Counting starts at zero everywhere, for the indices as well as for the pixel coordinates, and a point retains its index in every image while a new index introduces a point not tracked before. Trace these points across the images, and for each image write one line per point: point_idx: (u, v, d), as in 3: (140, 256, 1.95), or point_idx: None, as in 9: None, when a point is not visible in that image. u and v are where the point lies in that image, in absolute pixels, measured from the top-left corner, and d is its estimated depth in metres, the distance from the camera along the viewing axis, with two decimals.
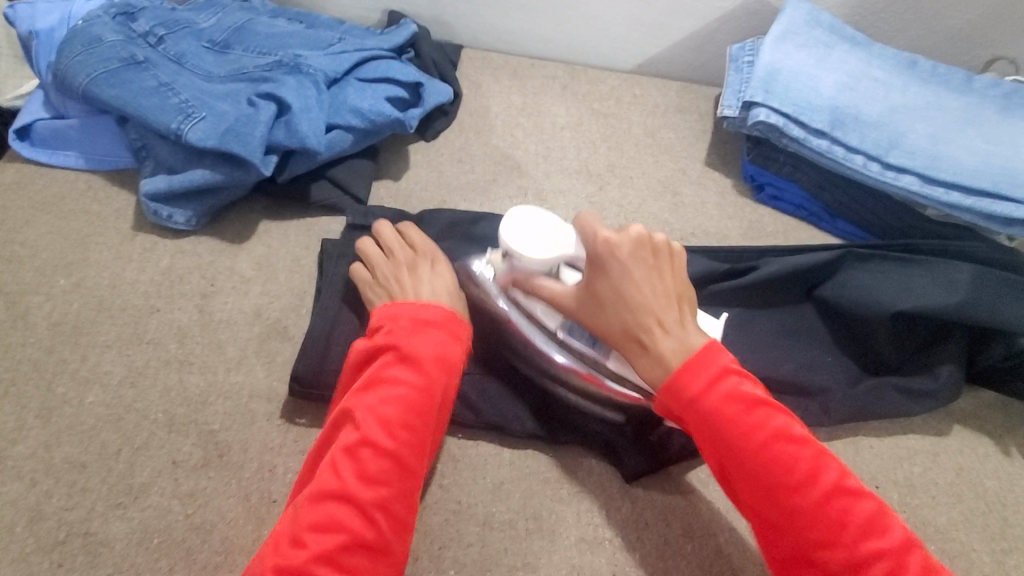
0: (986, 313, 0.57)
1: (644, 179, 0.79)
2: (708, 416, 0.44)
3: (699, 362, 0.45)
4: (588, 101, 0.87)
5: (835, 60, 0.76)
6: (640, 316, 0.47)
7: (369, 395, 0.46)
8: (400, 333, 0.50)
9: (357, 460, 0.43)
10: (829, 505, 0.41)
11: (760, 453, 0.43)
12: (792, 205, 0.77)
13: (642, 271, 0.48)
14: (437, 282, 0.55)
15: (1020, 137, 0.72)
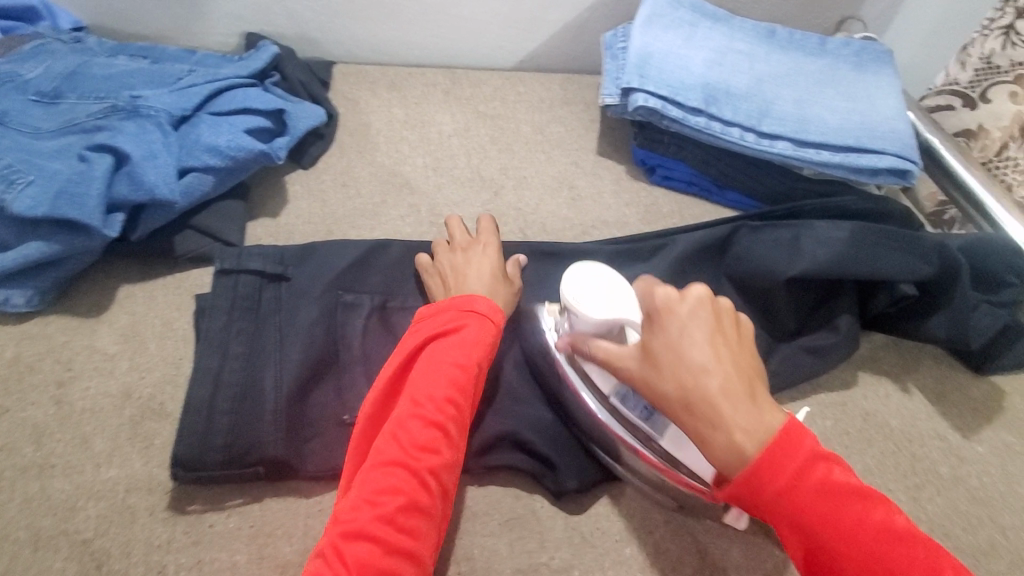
0: (868, 266, 0.59)
1: (539, 177, 0.77)
2: (801, 519, 0.39)
3: (783, 451, 0.40)
4: (473, 104, 0.85)
5: (701, 39, 0.78)
6: (700, 379, 0.42)
7: (419, 377, 0.48)
8: (451, 319, 0.51)
9: (410, 431, 0.45)
10: None
11: (863, 552, 0.38)
12: (683, 182, 0.79)
13: (703, 332, 0.43)
14: (482, 267, 0.58)
15: (872, 91, 0.76)
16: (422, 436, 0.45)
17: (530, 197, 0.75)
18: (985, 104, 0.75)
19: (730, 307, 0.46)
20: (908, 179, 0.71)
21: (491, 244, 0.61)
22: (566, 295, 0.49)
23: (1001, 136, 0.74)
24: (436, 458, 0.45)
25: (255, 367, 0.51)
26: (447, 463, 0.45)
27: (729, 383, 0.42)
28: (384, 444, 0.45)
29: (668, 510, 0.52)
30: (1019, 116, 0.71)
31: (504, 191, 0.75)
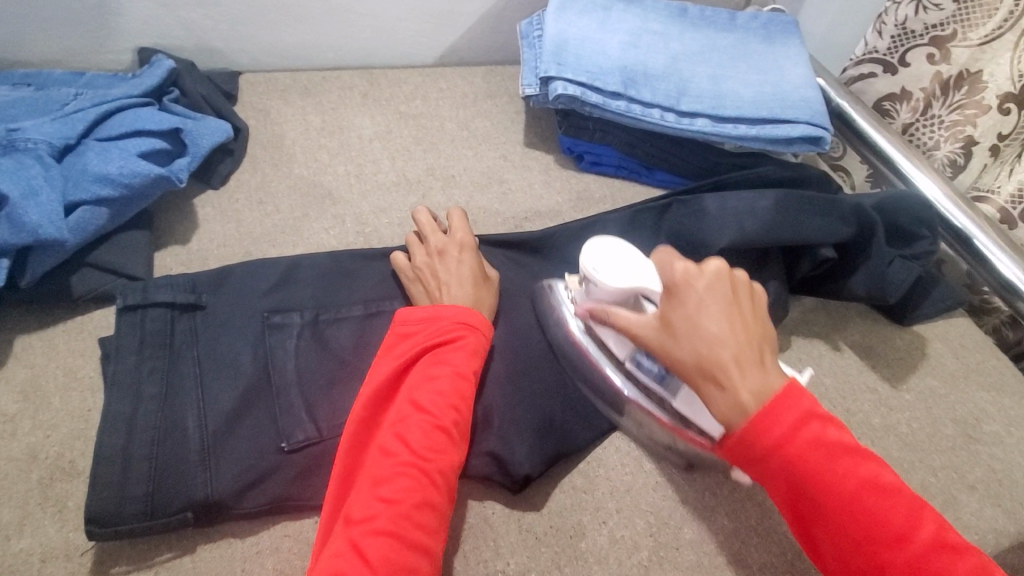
0: (793, 232, 0.60)
1: (467, 174, 0.75)
2: (794, 466, 0.40)
3: (780, 406, 0.40)
4: (393, 105, 0.82)
5: (615, 22, 0.78)
6: (714, 347, 0.43)
7: (417, 382, 0.47)
8: (444, 323, 0.51)
9: (416, 434, 0.44)
10: (927, 566, 0.37)
11: (847, 505, 0.39)
12: (612, 166, 0.79)
13: (720, 306, 0.44)
14: (462, 271, 0.56)
15: (782, 61, 0.79)
16: (430, 438, 0.44)
17: (460, 196, 0.73)
18: (904, 69, 0.75)
19: (747, 281, 0.46)
20: (821, 145, 0.73)
21: (466, 244, 0.58)
22: (587, 266, 0.51)
23: (922, 97, 0.76)
24: (445, 458, 0.44)
25: (172, 408, 0.48)
26: (455, 463, 0.45)
27: (743, 350, 0.43)
28: (390, 448, 0.44)
29: (621, 497, 0.52)
30: (938, 76, 0.73)
31: (432, 193, 0.73)
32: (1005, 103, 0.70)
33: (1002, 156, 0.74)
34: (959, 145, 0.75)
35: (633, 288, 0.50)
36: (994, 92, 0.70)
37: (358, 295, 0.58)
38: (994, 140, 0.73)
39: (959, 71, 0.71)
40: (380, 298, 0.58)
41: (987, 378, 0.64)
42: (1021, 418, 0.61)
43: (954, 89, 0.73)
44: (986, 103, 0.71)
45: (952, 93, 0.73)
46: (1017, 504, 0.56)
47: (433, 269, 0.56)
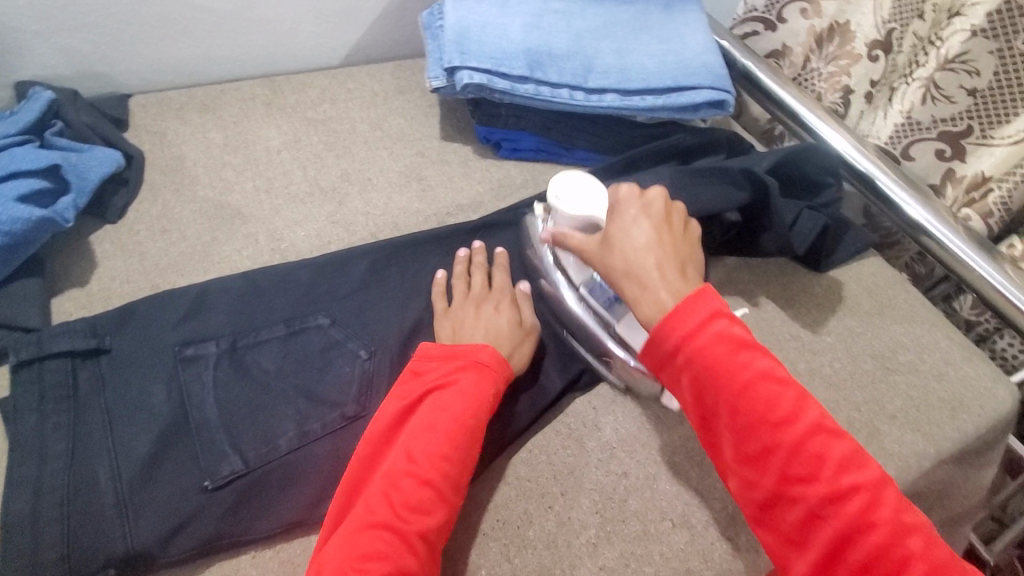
0: (694, 207, 0.62)
1: (384, 175, 0.74)
2: (702, 361, 0.45)
3: (690, 307, 0.46)
4: (300, 112, 0.79)
5: (515, 5, 0.78)
6: (642, 255, 0.49)
7: (414, 429, 0.47)
8: (451, 367, 0.50)
9: (403, 489, 0.44)
10: (810, 441, 0.43)
11: (743, 392, 0.44)
12: (531, 150, 0.79)
13: (650, 227, 0.51)
14: (495, 317, 0.55)
15: (682, 28, 0.80)
16: (415, 496, 0.44)
17: (378, 198, 0.71)
18: (783, 24, 0.82)
19: (683, 212, 0.54)
20: (725, 109, 0.75)
21: (503, 295, 0.58)
22: (552, 192, 0.57)
23: (802, 52, 0.83)
24: (429, 521, 0.44)
25: (82, 463, 0.45)
26: (440, 524, 0.44)
27: (665, 257, 0.49)
28: (372, 503, 0.44)
29: (565, 480, 0.53)
30: (812, 30, 0.80)
31: (348, 199, 0.70)
32: (873, 51, 0.76)
33: (874, 101, 0.78)
34: (839, 94, 0.81)
35: (590, 215, 0.55)
36: (863, 39, 0.76)
37: (278, 314, 0.56)
38: (867, 88, 0.79)
39: (830, 22, 0.78)
40: (302, 315, 0.56)
41: (899, 311, 0.68)
42: (930, 343, 0.66)
43: (829, 41, 0.79)
44: (856, 51, 0.77)
45: (828, 45, 0.80)
46: (933, 426, 0.60)
47: (463, 320, 0.55)
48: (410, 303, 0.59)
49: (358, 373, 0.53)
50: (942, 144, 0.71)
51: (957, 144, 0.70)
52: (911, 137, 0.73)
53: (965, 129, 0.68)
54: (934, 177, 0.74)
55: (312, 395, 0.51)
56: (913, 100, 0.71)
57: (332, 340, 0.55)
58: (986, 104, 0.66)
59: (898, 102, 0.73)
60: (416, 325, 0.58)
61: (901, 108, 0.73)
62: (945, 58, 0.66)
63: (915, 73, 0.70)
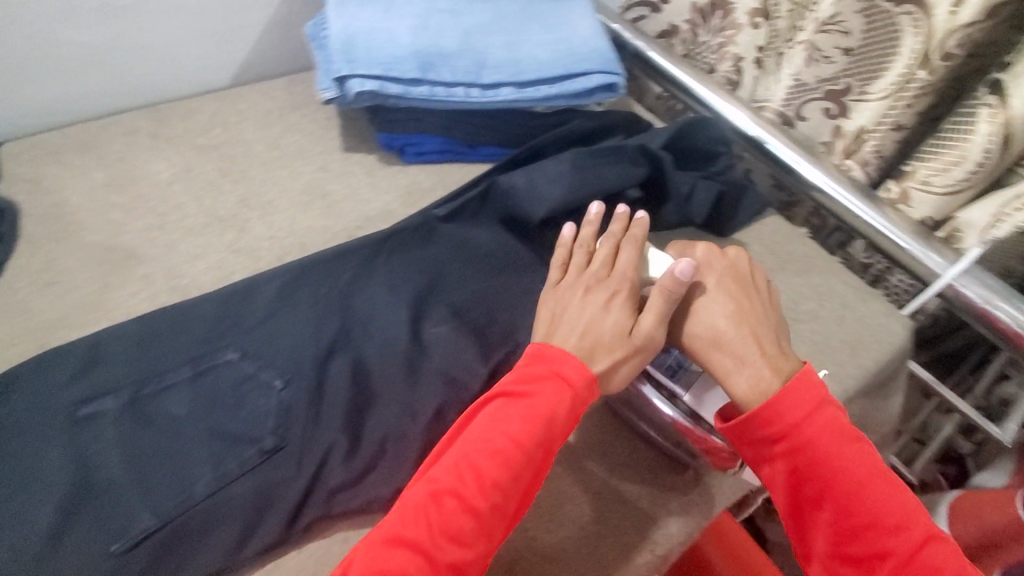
0: (596, 187, 0.64)
1: (286, 195, 0.71)
2: (811, 438, 0.50)
3: (801, 390, 0.51)
4: (190, 140, 0.75)
5: (400, 7, 0.77)
6: (739, 328, 0.56)
7: (475, 446, 0.47)
8: (535, 378, 0.50)
9: (448, 510, 0.45)
10: (909, 539, 0.47)
11: (857, 492, 0.48)
12: (436, 153, 0.78)
13: (741, 295, 0.58)
14: (599, 316, 0.53)
15: (569, 14, 0.81)
16: (456, 520, 0.44)
17: (281, 221, 0.69)
18: (666, 5, 0.87)
19: (763, 277, 0.62)
20: (617, 91, 0.77)
21: (624, 288, 0.56)
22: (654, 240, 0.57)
23: (688, 29, 0.87)
24: (463, 551, 0.44)
25: None
26: (471, 557, 0.44)
27: (761, 339, 0.55)
28: (411, 519, 0.44)
29: None
30: (694, 6, 0.84)
31: (249, 225, 0.68)
32: (755, 19, 0.77)
33: (766, 67, 0.81)
34: (731, 64, 0.83)
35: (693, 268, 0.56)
36: (742, 9, 0.78)
37: (181, 356, 0.53)
38: (755, 54, 0.81)
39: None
40: (208, 352, 0.54)
41: (798, 265, 0.72)
42: (828, 290, 0.70)
43: (712, 14, 0.82)
44: (739, 21, 0.79)
45: (712, 18, 0.82)
46: (837, 367, 0.64)
47: (567, 304, 0.55)
48: (325, 322, 0.57)
49: (274, 404, 0.52)
50: (829, 103, 0.74)
51: (841, 102, 0.73)
52: (804, 97, 0.77)
53: (845, 87, 0.72)
54: (826, 135, 0.77)
55: (227, 434, 0.50)
56: (799, 63, 0.75)
57: (244, 374, 0.53)
58: (859, 62, 0.69)
59: (788, 65, 0.77)
60: (331, 345, 0.56)
61: (791, 72, 0.76)
62: (821, 20, 0.70)
63: (797, 38, 0.75)
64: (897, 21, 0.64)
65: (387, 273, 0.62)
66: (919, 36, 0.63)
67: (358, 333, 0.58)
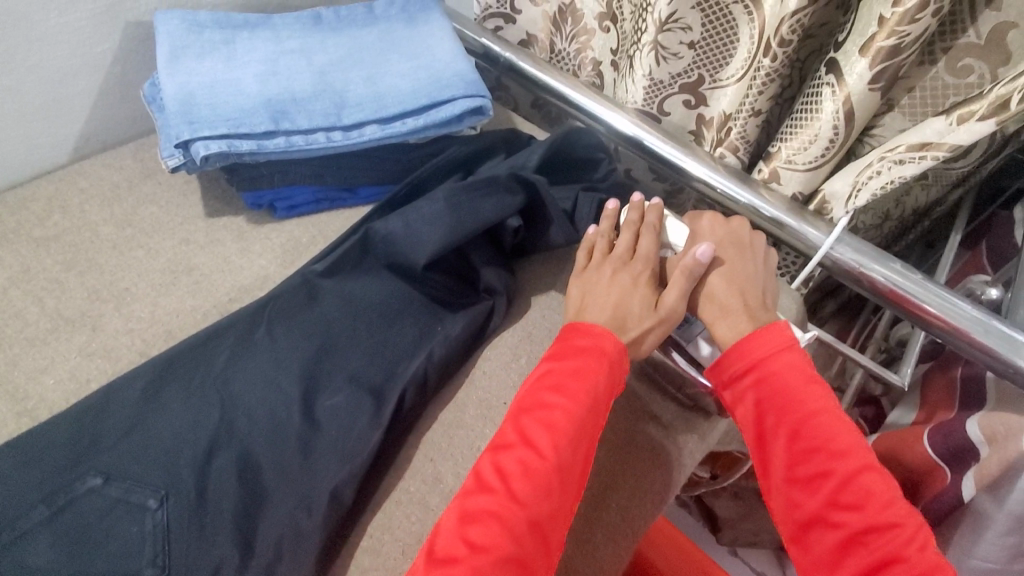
0: (474, 221, 0.62)
1: (145, 279, 0.65)
2: (776, 371, 0.54)
3: (772, 335, 0.56)
4: (23, 234, 0.66)
5: (242, 55, 0.71)
6: (748, 295, 0.61)
7: (528, 416, 0.51)
8: (578, 347, 0.55)
9: (513, 468, 0.48)
10: (854, 468, 0.49)
11: (806, 420, 0.52)
12: (310, 203, 0.73)
13: (747, 264, 0.63)
14: (622, 297, 0.58)
15: (429, 38, 0.78)
16: (522, 475, 0.48)
17: (144, 310, 0.62)
18: (519, 16, 0.89)
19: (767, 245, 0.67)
20: (487, 113, 0.74)
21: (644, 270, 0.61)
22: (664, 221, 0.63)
23: (546, 37, 0.90)
24: (524, 509, 0.47)
25: None
26: (540, 513, 0.47)
27: (751, 302, 0.60)
28: (482, 482, 0.49)
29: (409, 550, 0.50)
30: (546, 15, 0.87)
31: (106, 321, 0.61)
32: (603, 22, 0.82)
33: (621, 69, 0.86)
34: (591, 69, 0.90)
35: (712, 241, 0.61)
36: (589, 14, 0.83)
37: (30, 496, 0.47)
38: (610, 56, 0.86)
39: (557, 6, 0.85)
40: (65, 484, 0.48)
41: None
42: None
43: (563, 22, 0.86)
44: (590, 26, 0.84)
45: (564, 25, 0.86)
46: None
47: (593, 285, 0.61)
48: (201, 420, 0.52)
49: (148, 531, 0.47)
50: (687, 95, 0.78)
51: (698, 93, 0.78)
52: (662, 95, 0.79)
53: (698, 78, 0.76)
54: (691, 124, 0.82)
55: None
56: (650, 63, 0.75)
57: (112, 501, 0.47)
58: (705, 53, 0.73)
59: (640, 67, 0.77)
60: (210, 446, 0.51)
61: (643, 73, 0.77)
62: (660, 21, 0.70)
63: (642, 39, 0.74)
64: (731, 10, 0.68)
65: (267, 347, 0.57)
66: (753, 24, 0.67)
67: (241, 424, 0.52)
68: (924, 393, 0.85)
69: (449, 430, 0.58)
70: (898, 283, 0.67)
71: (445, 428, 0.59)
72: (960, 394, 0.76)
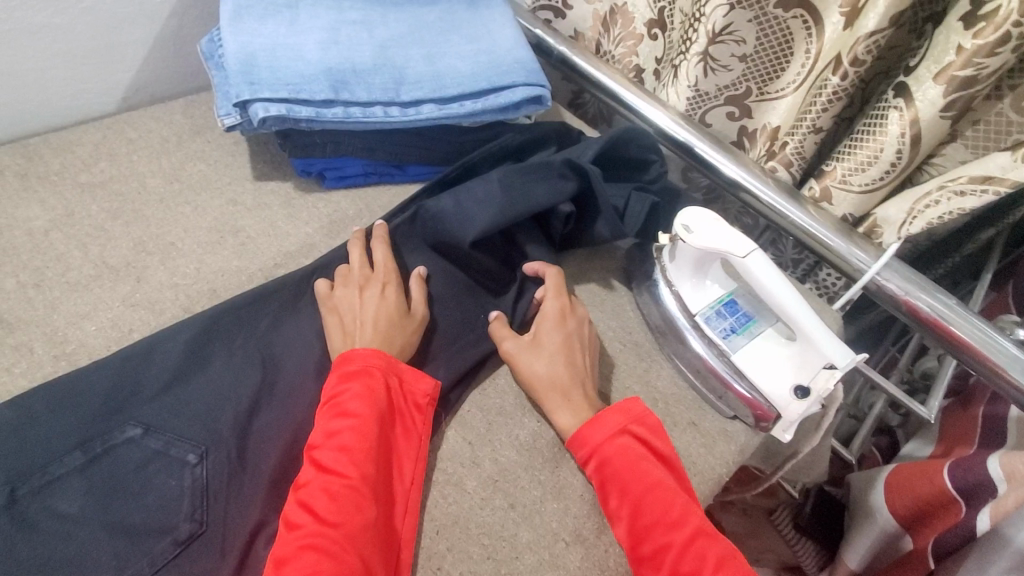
0: (527, 207, 0.61)
1: (190, 235, 0.64)
2: (612, 453, 0.50)
3: (598, 419, 0.52)
4: (68, 178, 0.66)
5: (305, 21, 0.70)
6: (556, 369, 0.56)
7: (318, 446, 0.47)
8: (348, 373, 0.51)
9: (322, 499, 0.44)
10: (689, 537, 0.46)
11: (647, 494, 0.48)
12: (359, 175, 0.73)
13: (564, 339, 0.58)
14: (378, 309, 0.55)
15: (490, 23, 0.77)
16: (336, 499, 0.45)
17: (188, 265, 0.62)
18: (569, 11, 0.89)
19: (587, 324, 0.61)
20: (544, 104, 0.74)
21: (392, 281, 0.58)
22: (682, 218, 0.58)
23: (593, 35, 0.90)
24: (355, 520, 0.44)
25: None
26: (367, 522, 0.45)
27: (564, 376, 0.55)
28: (295, 521, 0.44)
29: (448, 533, 0.50)
30: (597, 13, 0.87)
31: (149, 273, 0.61)
32: (652, 29, 0.82)
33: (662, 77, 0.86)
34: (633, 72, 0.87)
35: (717, 246, 0.56)
36: (639, 19, 0.82)
37: (67, 440, 0.46)
38: (654, 64, 0.85)
39: (610, 5, 0.85)
40: (102, 432, 0.47)
41: None
42: None
43: (612, 23, 0.86)
44: (638, 32, 0.83)
45: (612, 27, 0.86)
46: None
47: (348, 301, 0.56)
48: (242, 380, 0.51)
49: (188, 486, 0.46)
50: (731, 108, 0.78)
51: (743, 105, 0.77)
52: (705, 106, 0.79)
53: (745, 91, 0.75)
54: (732, 135, 0.81)
55: (132, 528, 0.44)
56: (697, 74, 0.76)
57: (151, 452, 0.47)
58: (756, 67, 0.72)
59: (685, 77, 0.78)
60: (253, 405, 0.51)
61: (689, 83, 0.78)
62: (713, 32, 0.70)
63: (691, 50, 0.75)
64: (788, 25, 0.67)
65: (311, 316, 0.57)
66: (810, 40, 0.67)
67: (283, 386, 0.53)
68: (943, 428, 0.84)
69: (488, 416, 0.56)
70: (944, 316, 0.65)
71: (484, 414, 0.57)
72: (981, 431, 0.74)
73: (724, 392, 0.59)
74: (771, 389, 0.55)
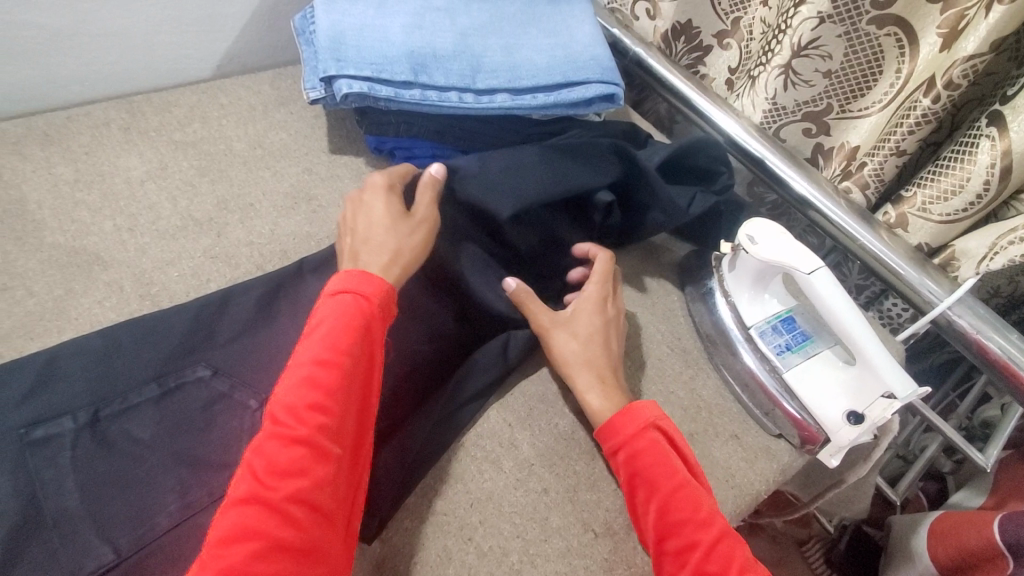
0: (563, 185, 0.61)
1: (268, 199, 0.68)
2: (643, 448, 0.50)
3: (632, 412, 0.52)
4: (165, 135, 0.71)
5: (392, 5, 0.73)
6: (603, 355, 0.56)
7: (279, 396, 0.46)
8: (326, 315, 0.49)
9: (270, 454, 0.43)
10: (716, 538, 0.46)
11: (677, 490, 0.48)
12: (427, 157, 0.74)
13: (604, 322, 0.58)
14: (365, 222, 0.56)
15: (569, 19, 0.78)
16: (285, 457, 0.43)
17: (262, 225, 0.66)
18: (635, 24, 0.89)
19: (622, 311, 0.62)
20: (616, 102, 0.74)
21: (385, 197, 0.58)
22: (747, 229, 0.57)
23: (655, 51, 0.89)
24: (303, 479, 0.42)
25: None
26: (317, 481, 0.43)
27: (611, 361, 0.57)
28: (240, 477, 0.42)
29: (480, 507, 0.51)
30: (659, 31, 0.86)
31: (229, 229, 0.65)
32: (724, 40, 0.82)
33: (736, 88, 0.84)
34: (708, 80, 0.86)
35: (780, 260, 0.55)
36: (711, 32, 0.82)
37: (145, 371, 0.50)
38: (728, 75, 0.84)
39: (672, 24, 0.84)
40: (176, 369, 0.51)
41: None
42: None
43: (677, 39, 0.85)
44: (710, 43, 0.83)
45: (677, 43, 0.86)
46: None
47: (356, 212, 0.58)
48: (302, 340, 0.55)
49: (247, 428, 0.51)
50: (809, 124, 0.75)
51: (821, 121, 0.74)
52: (782, 120, 0.77)
53: (826, 107, 0.73)
54: (806, 152, 0.79)
55: (194, 459, 0.48)
56: (776, 86, 0.74)
57: (216, 394, 0.51)
58: (840, 84, 0.70)
59: (763, 89, 0.76)
60: None
61: (766, 95, 0.76)
62: (799, 45, 0.69)
63: (772, 61, 0.73)
64: (880, 43, 0.65)
65: None
66: (903, 59, 0.65)
67: None
68: (998, 478, 0.78)
69: (529, 400, 0.57)
70: (1016, 358, 0.61)
71: (526, 398, 0.58)
72: None
73: (772, 408, 0.58)
74: (825, 414, 0.54)
